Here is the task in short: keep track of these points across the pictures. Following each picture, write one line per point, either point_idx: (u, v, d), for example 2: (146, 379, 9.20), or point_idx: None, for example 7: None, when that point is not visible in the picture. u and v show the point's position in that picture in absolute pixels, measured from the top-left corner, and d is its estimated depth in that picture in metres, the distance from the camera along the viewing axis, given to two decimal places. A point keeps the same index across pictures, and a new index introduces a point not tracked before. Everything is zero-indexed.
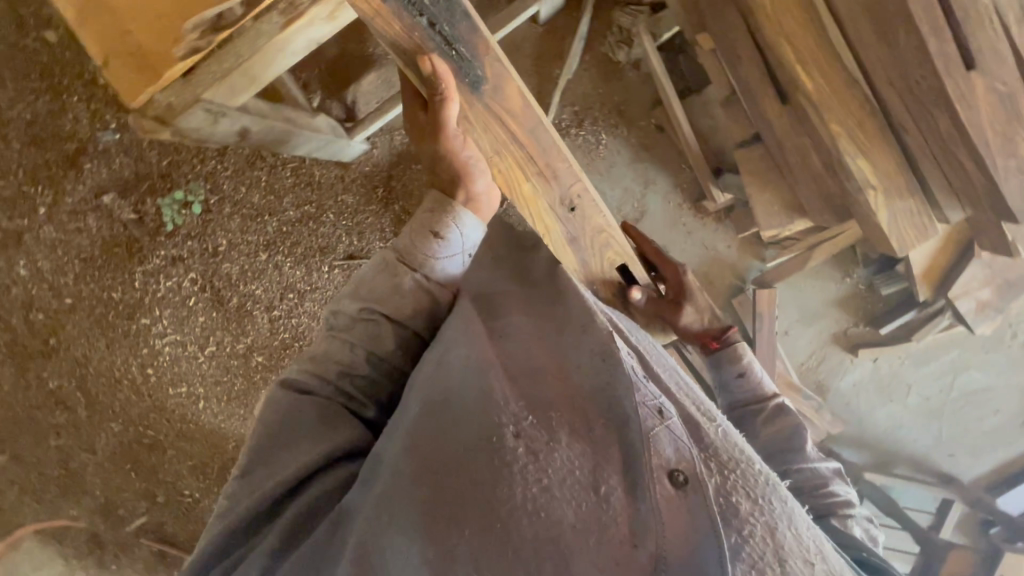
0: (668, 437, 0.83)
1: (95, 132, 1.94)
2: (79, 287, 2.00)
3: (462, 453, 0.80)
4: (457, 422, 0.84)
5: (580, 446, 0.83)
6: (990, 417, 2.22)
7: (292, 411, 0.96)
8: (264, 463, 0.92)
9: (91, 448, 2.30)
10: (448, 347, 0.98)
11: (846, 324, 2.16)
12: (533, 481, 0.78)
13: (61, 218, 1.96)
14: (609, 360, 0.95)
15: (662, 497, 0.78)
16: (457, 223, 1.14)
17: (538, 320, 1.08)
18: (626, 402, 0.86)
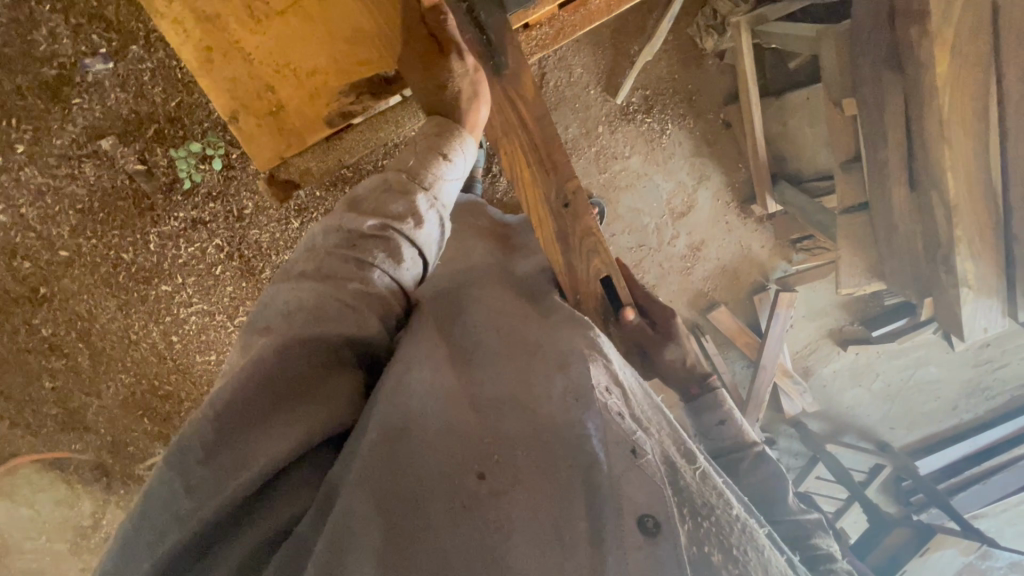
0: (641, 481, 0.69)
1: (80, 56, 1.57)
2: (78, 241, 1.77)
3: (424, 484, 0.65)
4: (416, 454, 0.67)
5: (546, 490, 0.68)
6: (932, 401, 2.63)
7: (283, 378, 0.68)
8: (226, 450, 0.63)
9: (92, 398, 2.06)
10: (430, 372, 0.78)
11: (842, 322, 2.39)
12: (491, 524, 0.63)
13: (47, 161, 1.66)
14: (582, 400, 0.77)
15: (631, 551, 0.63)
16: (463, 147, 0.92)
17: (514, 347, 0.89)
18: (591, 437, 0.72)
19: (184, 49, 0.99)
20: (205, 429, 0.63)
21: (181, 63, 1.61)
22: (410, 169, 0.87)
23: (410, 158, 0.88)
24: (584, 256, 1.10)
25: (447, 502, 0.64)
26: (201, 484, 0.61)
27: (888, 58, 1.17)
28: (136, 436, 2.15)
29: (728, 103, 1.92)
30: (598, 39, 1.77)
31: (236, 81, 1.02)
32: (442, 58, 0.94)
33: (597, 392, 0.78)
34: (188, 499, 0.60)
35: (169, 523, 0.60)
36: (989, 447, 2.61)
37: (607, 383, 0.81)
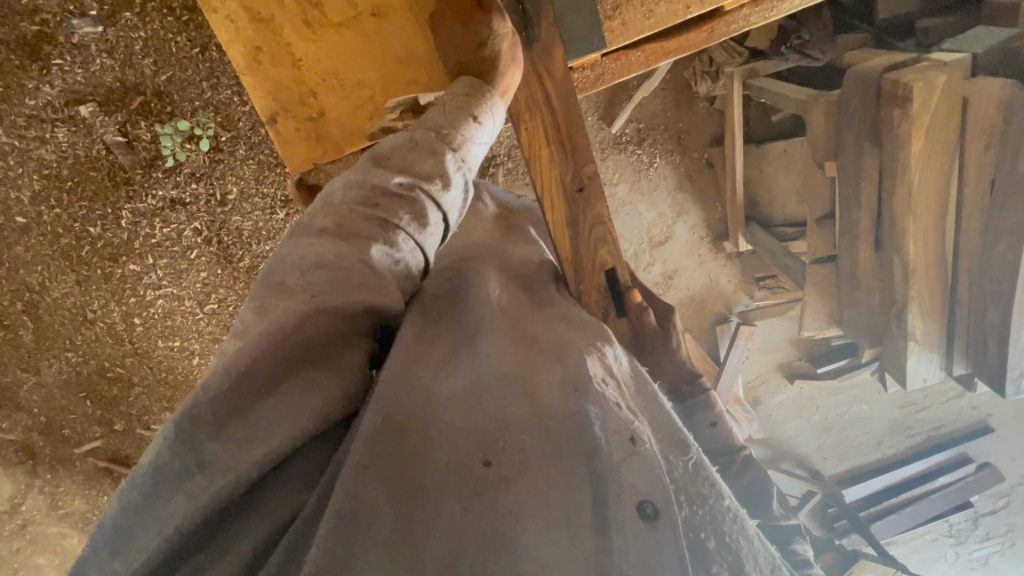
0: (641, 468, 0.73)
1: (67, 16, 1.48)
2: (39, 209, 1.65)
3: (434, 476, 0.70)
4: (418, 445, 0.72)
5: (550, 474, 0.72)
6: (862, 435, 2.84)
7: (298, 343, 0.68)
8: (236, 423, 0.65)
9: (32, 373, 1.94)
10: (440, 361, 0.80)
11: (792, 357, 2.57)
12: (501, 510, 0.68)
13: (14, 121, 1.55)
14: (580, 389, 0.80)
15: (632, 536, 0.67)
16: (494, 111, 0.92)
17: (514, 332, 0.89)
18: (591, 428, 0.75)
19: (232, 46, 1.06)
20: (218, 398, 0.64)
21: (178, 36, 1.54)
22: (440, 127, 0.87)
23: (441, 116, 0.88)
24: (592, 246, 1.13)
25: (456, 492, 0.69)
26: (212, 462, 0.63)
27: (872, 131, 1.19)
28: (74, 418, 2.04)
29: (712, 146, 2.02)
30: None
31: (280, 87, 1.10)
32: (482, 17, 0.96)
33: (593, 383, 0.81)
34: (200, 476, 0.63)
35: (179, 501, 0.63)
36: (908, 480, 2.81)
37: (602, 376, 0.84)
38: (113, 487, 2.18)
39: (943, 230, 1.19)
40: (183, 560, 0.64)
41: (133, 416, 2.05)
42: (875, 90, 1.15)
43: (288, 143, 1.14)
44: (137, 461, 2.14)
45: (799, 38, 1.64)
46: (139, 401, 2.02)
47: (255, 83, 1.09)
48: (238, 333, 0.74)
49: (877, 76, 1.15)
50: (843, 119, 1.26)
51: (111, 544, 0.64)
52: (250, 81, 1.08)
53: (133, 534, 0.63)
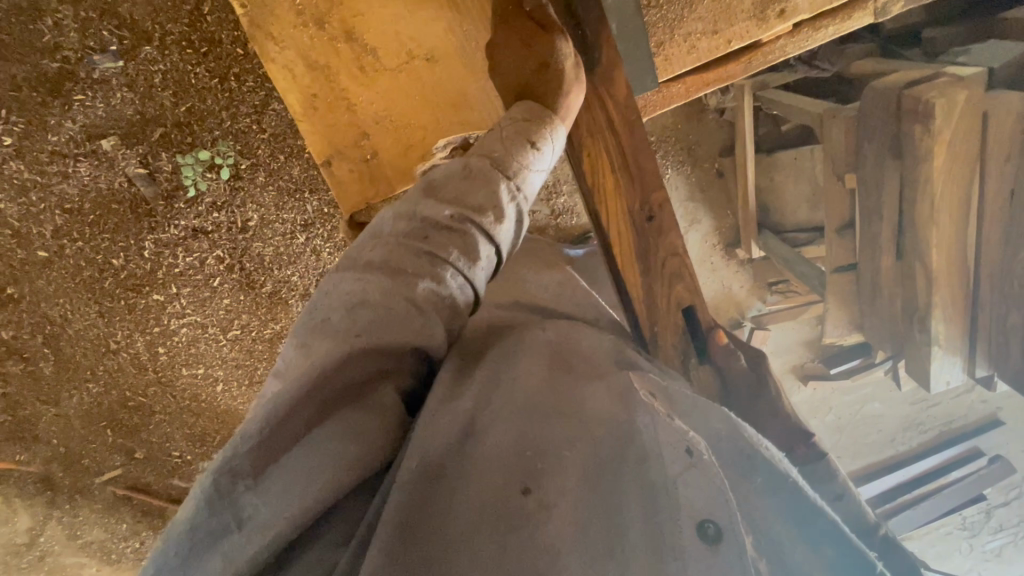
0: (698, 484, 0.76)
1: (87, 52, 1.49)
2: (61, 243, 1.66)
3: (477, 511, 0.70)
4: (470, 476, 0.74)
5: (599, 497, 0.75)
6: (873, 432, 2.89)
7: (337, 381, 0.71)
8: (274, 472, 0.66)
9: (52, 404, 1.94)
10: (483, 395, 0.83)
11: (805, 359, 2.60)
12: (541, 544, 0.68)
13: (35, 156, 1.55)
14: (629, 404, 0.86)
15: (693, 555, 0.70)
16: (553, 138, 0.96)
17: (558, 361, 0.94)
18: (645, 445, 0.80)
19: (292, 93, 1.21)
20: (250, 455, 0.65)
21: (197, 68, 1.56)
22: (498, 154, 0.91)
23: (499, 142, 0.92)
24: (666, 283, 1.15)
25: (492, 528, 0.69)
26: (250, 518, 0.64)
27: (892, 144, 1.21)
28: (94, 447, 2.04)
29: (723, 156, 2.05)
30: None
31: (333, 127, 1.25)
32: (545, 35, 1.00)
33: (643, 402, 0.86)
34: (236, 533, 0.63)
35: (215, 563, 0.62)
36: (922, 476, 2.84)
37: (650, 397, 0.89)
38: (133, 515, 2.17)
39: (965, 236, 1.20)
40: None
41: (154, 443, 2.06)
42: (895, 104, 1.17)
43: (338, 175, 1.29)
44: (158, 489, 2.13)
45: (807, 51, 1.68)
46: (160, 428, 2.02)
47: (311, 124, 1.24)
48: (279, 373, 0.76)
49: (897, 91, 1.17)
50: (862, 132, 1.28)
51: None
52: (306, 122, 1.22)
53: None
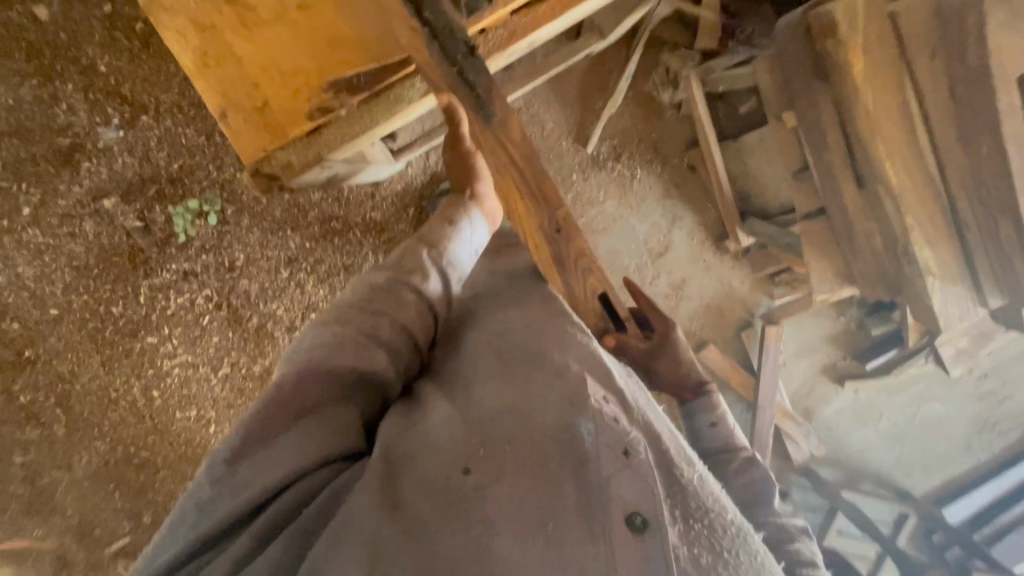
0: (636, 481, 0.59)
1: (94, 126, 1.72)
2: (69, 298, 1.80)
3: (398, 496, 0.60)
4: (384, 471, 0.62)
5: (533, 481, 0.60)
6: (943, 440, 2.51)
7: (298, 400, 0.69)
8: (251, 457, 0.65)
9: (65, 469, 1.99)
10: (421, 404, 0.73)
11: (834, 357, 2.37)
12: (472, 520, 0.57)
13: (50, 221, 1.75)
14: (585, 393, 0.66)
15: (620, 553, 0.55)
16: (470, 218, 0.97)
17: (519, 332, 0.76)
18: (588, 431, 0.62)
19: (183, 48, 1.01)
20: (237, 439, 0.66)
21: (185, 129, 1.76)
22: (427, 235, 0.92)
23: (430, 225, 0.94)
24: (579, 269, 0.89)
25: (433, 503, 0.59)
26: (225, 483, 0.64)
27: (815, 70, 1.21)
28: (105, 515, 2.05)
29: (690, 149, 2.06)
30: (566, 97, 1.96)
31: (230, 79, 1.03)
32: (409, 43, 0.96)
33: (604, 384, 0.68)
34: (210, 488, 0.64)
35: (192, 518, 0.63)
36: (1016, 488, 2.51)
37: (616, 379, 0.70)
38: None
39: (916, 143, 1.15)
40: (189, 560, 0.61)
41: (159, 504, 2.05)
42: (805, 28, 1.19)
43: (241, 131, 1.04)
44: None
45: (745, 32, 1.76)
46: (164, 486, 2.03)
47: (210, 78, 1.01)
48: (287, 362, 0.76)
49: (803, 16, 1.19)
50: (788, 67, 1.28)
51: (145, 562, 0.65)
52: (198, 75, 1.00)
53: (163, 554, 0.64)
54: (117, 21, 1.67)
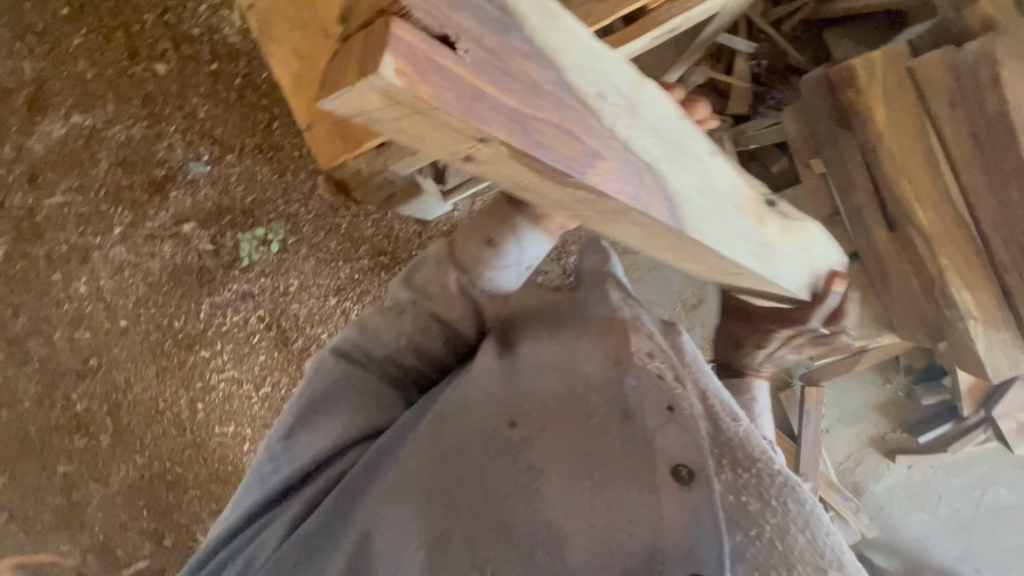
0: (677, 435, 0.75)
1: (187, 161, 1.97)
2: (139, 310, 1.98)
3: (458, 443, 0.77)
4: (455, 418, 0.79)
5: (577, 434, 0.75)
6: (1013, 533, 2.28)
7: (329, 392, 0.87)
8: (303, 429, 0.86)
9: (101, 482, 2.04)
10: (469, 365, 0.87)
11: (883, 428, 2.24)
12: (524, 466, 0.74)
13: (135, 240, 1.96)
14: (621, 364, 0.82)
15: (661, 492, 0.71)
16: (517, 239, 0.88)
17: (561, 318, 0.90)
18: (630, 396, 0.79)
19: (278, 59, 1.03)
20: (289, 420, 0.87)
21: (263, 168, 1.98)
22: (463, 255, 0.90)
23: (463, 242, 0.90)
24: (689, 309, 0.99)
25: (484, 450, 0.76)
26: (285, 451, 0.85)
27: None
28: (130, 535, 2.07)
29: None
30: None
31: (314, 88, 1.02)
32: None
33: (637, 358, 0.83)
34: (273, 460, 0.85)
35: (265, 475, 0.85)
36: None
37: (650, 350, 0.84)
38: None
39: None
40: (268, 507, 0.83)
41: (182, 525, 2.07)
42: None
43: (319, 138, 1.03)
44: None
45: (774, 99, 1.94)
46: (191, 506, 2.07)
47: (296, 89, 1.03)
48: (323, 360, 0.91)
49: None
50: None
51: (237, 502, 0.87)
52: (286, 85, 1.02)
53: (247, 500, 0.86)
54: (221, 77, 1.97)
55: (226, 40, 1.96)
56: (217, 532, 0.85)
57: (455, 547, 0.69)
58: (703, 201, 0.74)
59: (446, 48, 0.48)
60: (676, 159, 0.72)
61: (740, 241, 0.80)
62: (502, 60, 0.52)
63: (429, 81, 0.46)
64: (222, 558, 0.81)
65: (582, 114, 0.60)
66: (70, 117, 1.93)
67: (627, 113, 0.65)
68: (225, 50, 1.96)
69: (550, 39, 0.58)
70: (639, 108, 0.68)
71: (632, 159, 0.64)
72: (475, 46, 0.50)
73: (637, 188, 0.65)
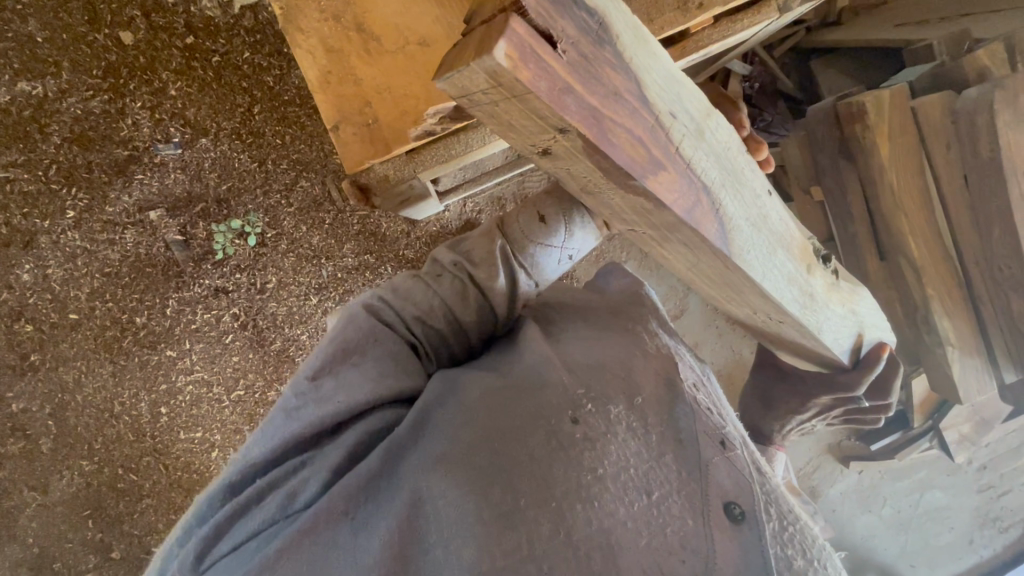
0: (728, 471, 0.73)
1: (154, 142, 1.80)
2: (93, 303, 1.80)
3: (519, 423, 0.69)
4: (512, 397, 0.72)
5: (641, 445, 0.71)
6: (946, 532, 2.51)
7: (355, 343, 0.76)
8: (327, 377, 0.72)
9: (38, 492, 1.85)
10: (515, 349, 0.83)
11: (840, 437, 2.41)
12: (585, 466, 0.66)
13: (91, 226, 1.78)
14: (674, 388, 0.80)
15: (715, 526, 0.67)
16: (567, 231, 0.86)
17: (607, 324, 0.90)
18: (688, 422, 0.76)
19: (306, 46, 0.95)
20: (317, 363, 0.74)
21: (241, 155, 1.84)
22: (511, 233, 0.87)
23: (514, 220, 0.87)
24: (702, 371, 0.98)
25: (545, 437, 0.68)
26: (310, 396, 0.70)
27: (842, 150, 1.42)
28: (72, 548, 1.89)
29: None
30: None
31: (345, 87, 0.96)
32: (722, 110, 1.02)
33: (687, 386, 0.82)
34: (294, 398, 0.71)
35: (277, 421, 0.70)
36: None
37: (694, 381, 0.86)
38: None
39: (934, 221, 1.32)
40: (282, 459, 0.68)
41: (134, 538, 1.92)
42: (834, 115, 1.40)
43: (345, 139, 0.96)
44: None
45: (764, 121, 2.01)
46: (145, 516, 1.91)
47: (326, 81, 0.96)
48: (346, 316, 0.81)
49: (831, 106, 1.41)
50: (819, 146, 1.48)
51: (247, 446, 0.71)
52: (316, 80, 0.95)
53: (257, 442, 0.70)
54: (196, 52, 1.79)
55: (203, 12, 1.78)
56: (232, 471, 0.68)
57: (513, 533, 0.61)
58: (751, 231, 0.75)
59: (548, 44, 0.48)
60: (732, 186, 0.72)
61: (787, 284, 0.82)
62: (593, 66, 0.52)
63: (533, 72, 0.47)
64: (250, 495, 0.65)
65: (656, 126, 0.59)
66: (14, 84, 1.70)
67: (694, 136, 0.65)
68: (201, 23, 1.78)
69: (636, 56, 0.58)
70: (707, 134, 0.68)
71: (689, 177, 0.64)
72: (573, 49, 0.50)
73: (692, 204, 0.64)
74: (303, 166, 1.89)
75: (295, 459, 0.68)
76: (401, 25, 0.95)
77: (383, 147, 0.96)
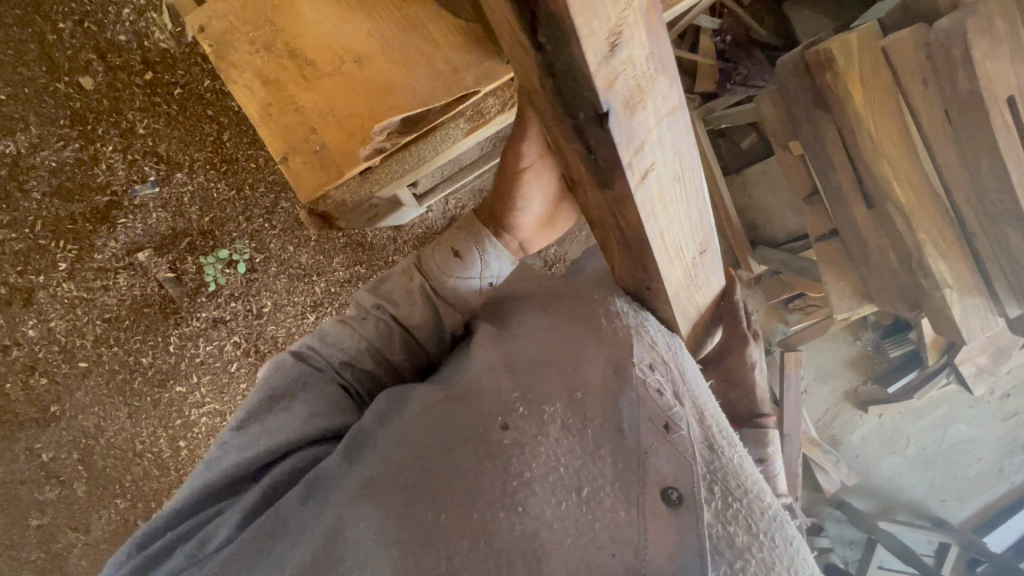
0: (671, 455, 0.62)
1: (131, 184, 1.81)
2: (99, 351, 1.85)
3: (448, 435, 0.65)
4: (446, 411, 0.67)
5: (573, 442, 0.63)
6: (974, 464, 2.48)
7: (279, 386, 0.76)
8: (253, 423, 0.73)
9: (81, 533, 1.93)
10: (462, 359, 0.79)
11: (856, 383, 2.39)
12: (510, 473, 0.60)
13: (84, 276, 1.81)
14: (625, 369, 0.69)
15: (648, 513, 0.58)
16: (481, 254, 0.82)
17: (562, 306, 0.82)
18: (626, 404, 0.66)
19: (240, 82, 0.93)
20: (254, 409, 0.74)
21: (218, 184, 1.83)
22: (431, 268, 0.83)
23: (430, 253, 0.84)
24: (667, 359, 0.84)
25: (471, 447, 0.63)
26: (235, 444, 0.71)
27: (816, 101, 1.37)
28: None
29: None
30: None
31: (287, 117, 0.95)
32: None
33: (637, 366, 0.69)
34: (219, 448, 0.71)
35: (199, 474, 0.71)
36: None
37: (651, 360, 0.71)
38: None
39: (918, 162, 1.28)
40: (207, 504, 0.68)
41: None
42: (805, 65, 1.34)
43: (296, 169, 0.96)
44: None
45: (740, 74, 1.94)
46: None
47: (267, 113, 0.95)
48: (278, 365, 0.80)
49: (799, 56, 1.35)
50: (792, 99, 1.43)
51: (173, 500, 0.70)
52: (257, 117, 0.94)
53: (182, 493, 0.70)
54: (157, 87, 1.76)
55: (158, 45, 1.74)
56: (145, 526, 0.68)
57: (427, 551, 0.57)
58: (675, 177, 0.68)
59: None
60: None
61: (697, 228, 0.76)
62: None
63: None
64: (162, 547, 0.65)
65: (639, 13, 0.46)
66: None
67: None
68: (158, 56, 1.74)
69: None
70: None
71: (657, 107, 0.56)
72: None
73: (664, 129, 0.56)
74: (281, 186, 1.87)
75: (216, 505, 0.68)
76: (333, 43, 0.93)
77: (335, 172, 0.95)
